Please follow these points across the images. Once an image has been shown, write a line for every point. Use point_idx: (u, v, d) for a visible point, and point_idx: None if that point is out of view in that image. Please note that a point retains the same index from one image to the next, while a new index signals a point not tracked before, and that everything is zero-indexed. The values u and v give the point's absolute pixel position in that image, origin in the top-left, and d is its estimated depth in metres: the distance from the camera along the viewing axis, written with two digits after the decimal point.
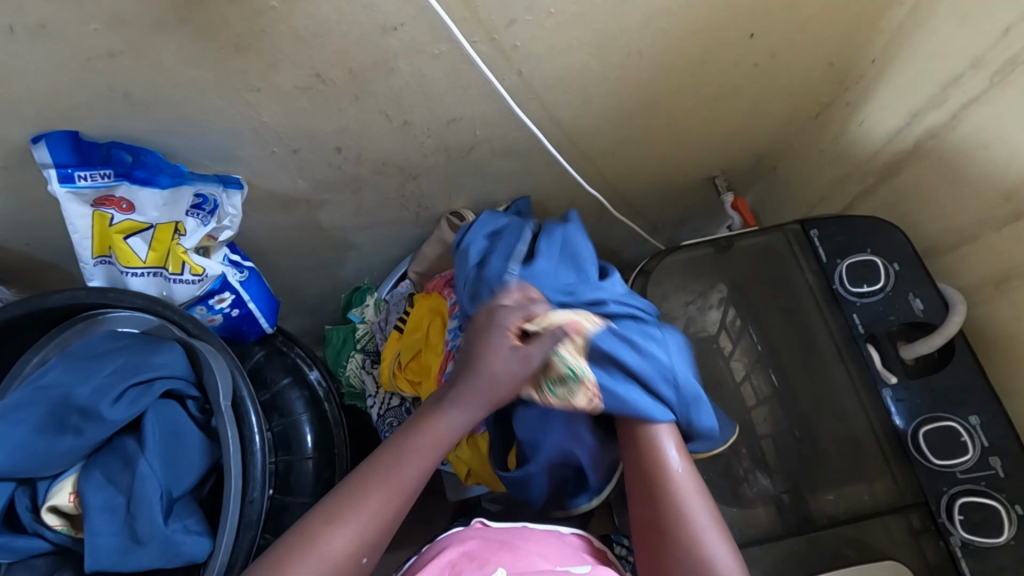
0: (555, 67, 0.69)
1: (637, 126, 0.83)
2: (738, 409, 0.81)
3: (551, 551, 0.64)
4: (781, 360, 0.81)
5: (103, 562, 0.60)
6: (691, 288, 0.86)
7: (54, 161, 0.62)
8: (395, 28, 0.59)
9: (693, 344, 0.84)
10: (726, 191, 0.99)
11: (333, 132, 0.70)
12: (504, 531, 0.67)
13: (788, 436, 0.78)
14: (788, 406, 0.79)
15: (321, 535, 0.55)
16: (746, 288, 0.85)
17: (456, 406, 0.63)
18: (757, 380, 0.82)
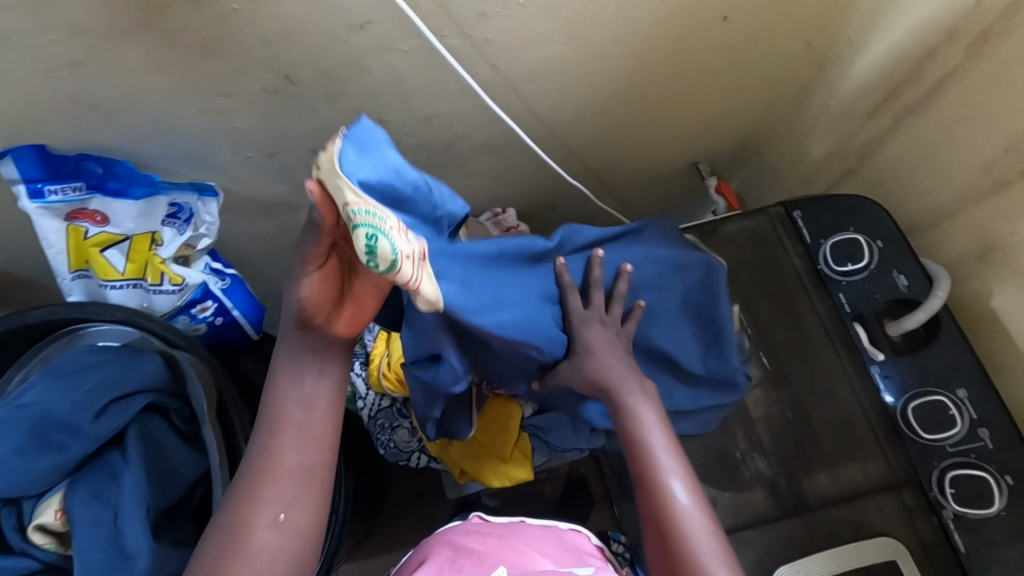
0: (530, 59, 0.68)
1: (617, 115, 0.83)
2: None
3: (549, 549, 0.65)
4: (771, 342, 0.81)
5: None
6: None
7: (24, 176, 0.62)
8: (364, 26, 0.58)
9: None
10: (711, 176, 0.99)
11: (307, 134, 0.69)
12: (501, 526, 0.67)
13: (780, 419, 0.78)
14: (781, 390, 0.79)
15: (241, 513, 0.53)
16: (736, 272, 0.84)
17: (314, 375, 0.58)
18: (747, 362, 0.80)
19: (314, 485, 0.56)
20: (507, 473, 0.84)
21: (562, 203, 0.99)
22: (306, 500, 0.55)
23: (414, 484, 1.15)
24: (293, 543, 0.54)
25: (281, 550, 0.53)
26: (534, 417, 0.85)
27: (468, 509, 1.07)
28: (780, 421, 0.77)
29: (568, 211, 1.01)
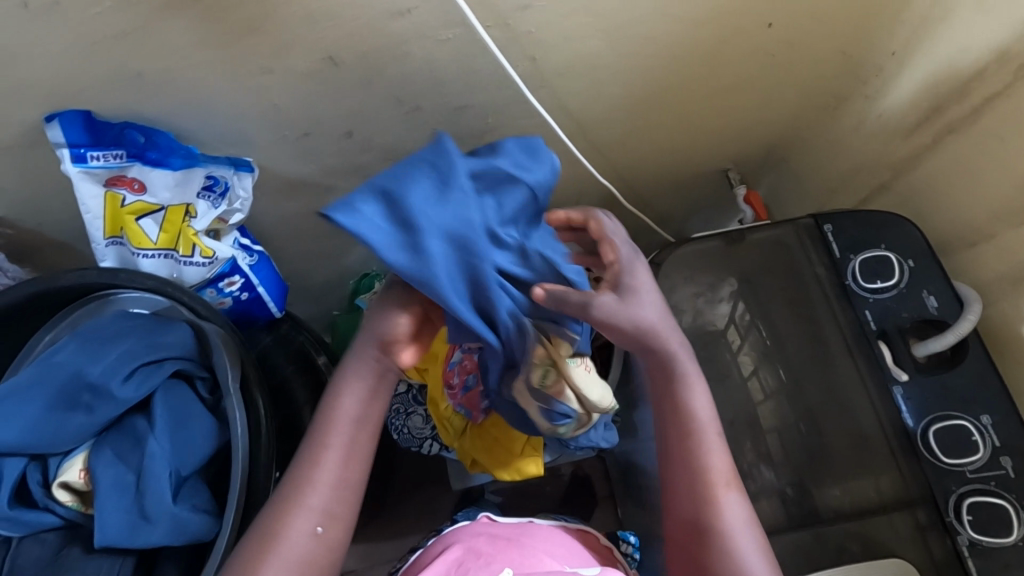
0: (568, 54, 0.68)
1: (650, 116, 0.82)
2: (744, 403, 0.79)
3: (558, 550, 0.65)
4: (788, 355, 0.81)
5: (110, 539, 0.59)
6: (702, 280, 0.84)
7: (68, 140, 0.61)
8: (408, 11, 0.58)
9: (703, 339, 0.83)
10: (739, 184, 0.99)
11: (342, 117, 0.69)
12: (511, 527, 0.68)
13: (792, 432, 0.77)
14: (795, 404, 0.78)
15: (281, 518, 0.54)
16: (758, 282, 0.84)
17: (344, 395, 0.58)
18: (766, 375, 0.80)
19: (351, 499, 0.56)
20: (517, 468, 0.82)
21: (587, 202, 0.98)
22: (343, 514, 0.56)
23: (419, 474, 1.15)
24: (326, 556, 0.54)
25: (314, 562, 0.54)
26: None
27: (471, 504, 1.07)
28: (791, 437, 0.77)
29: (593, 209, 1.00)
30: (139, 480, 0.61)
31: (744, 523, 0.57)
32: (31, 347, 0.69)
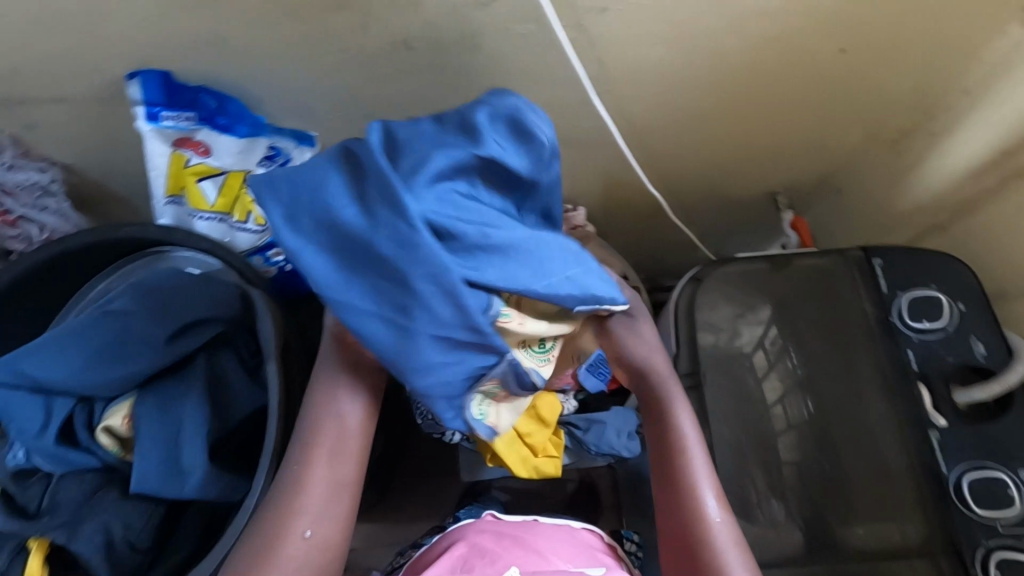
0: (638, 61, 0.68)
1: (707, 132, 0.82)
2: (765, 431, 0.78)
3: (565, 549, 0.65)
4: (817, 387, 0.79)
5: (147, 485, 0.61)
6: (738, 300, 0.83)
7: (144, 98, 0.63)
8: (489, 4, 0.59)
9: (728, 362, 0.81)
10: (787, 210, 0.97)
11: (407, 102, 0.70)
12: (516, 524, 0.68)
13: (813, 465, 0.76)
14: (819, 438, 0.77)
15: (276, 524, 0.55)
16: (793, 308, 0.83)
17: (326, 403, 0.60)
18: (791, 405, 0.78)
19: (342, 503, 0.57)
20: (536, 467, 0.82)
21: (632, 210, 0.98)
22: (334, 516, 0.57)
23: (430, 461, 1.16)
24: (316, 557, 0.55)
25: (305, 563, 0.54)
26: (574, 415, 0.88)
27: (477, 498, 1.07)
28: (811, 470, 0.75)
29: (636, 218, 1.00)
30: (178, 434, 0.63)
31: (732, 539, 0.57)
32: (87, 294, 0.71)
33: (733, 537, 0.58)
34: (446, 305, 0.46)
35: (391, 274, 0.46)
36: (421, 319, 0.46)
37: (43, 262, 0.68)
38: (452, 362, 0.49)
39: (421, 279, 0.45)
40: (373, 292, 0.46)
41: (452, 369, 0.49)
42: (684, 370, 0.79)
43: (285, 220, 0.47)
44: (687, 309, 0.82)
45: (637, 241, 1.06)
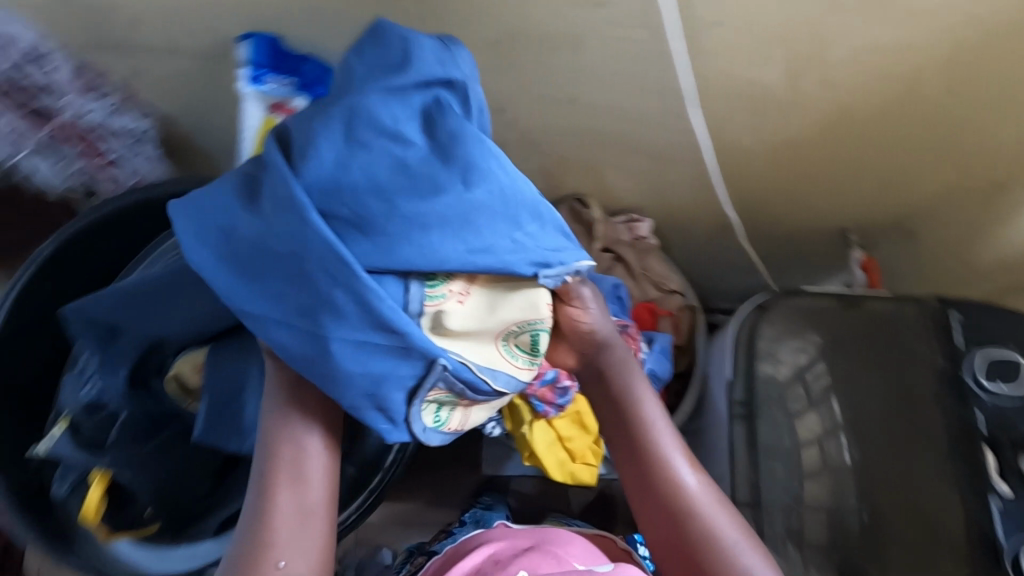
0: (739, 79, 0.67)
1: (791, 159, 0.80)
2: (797, 473, 0.76)
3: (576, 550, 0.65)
4: (864, 432, 0.76)
5: (211, 437, 0.61)
6: (794, 331, 0.82)
7: (252, 60, 0.64)
8: (602, 5, 0.58)
9: (767, 390, 0.80)
10: (856, 250, 0.93)
11: (498, 93, 0.70)
12: (526, 530, 0.69)
13: (848, 513, 0.74)
14: (859, 485, 0.74)
15: (250, 553, 0.46)
16: (850, 349, 0.81)
17: (284, 426, 0.49)
18: (831, 446, 0.76)
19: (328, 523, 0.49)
20: (572, 472, 0.82)
21: (696, 228, 0.97)
22: (310, 546, 0.47)
23: (455, 450, 1.17)
24: None
25: None
26: None
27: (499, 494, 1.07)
28: (845, 514, 0.73)
29: (699, 236, 0.98)
30: (240, 395, 0.60)
31: (734, 533, 0.54)
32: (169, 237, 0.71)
33: (737, 530, 0.54)
34: (355, 306, 0.42)
35: (283, 276, 0.43)
36: (329, 323, 0.42)
37: (126, 209, 0.70)
38: (373, 372, 0.43)
39: (322, 279, 0.42)
40: (279, 292, 0.43)
41: (371, 379, 0.43)
42: (739, 398, 0.81)
43: (191, 240, 0.45)
44: (749, 333, 0.83)
45: (695, 259, 1.05)
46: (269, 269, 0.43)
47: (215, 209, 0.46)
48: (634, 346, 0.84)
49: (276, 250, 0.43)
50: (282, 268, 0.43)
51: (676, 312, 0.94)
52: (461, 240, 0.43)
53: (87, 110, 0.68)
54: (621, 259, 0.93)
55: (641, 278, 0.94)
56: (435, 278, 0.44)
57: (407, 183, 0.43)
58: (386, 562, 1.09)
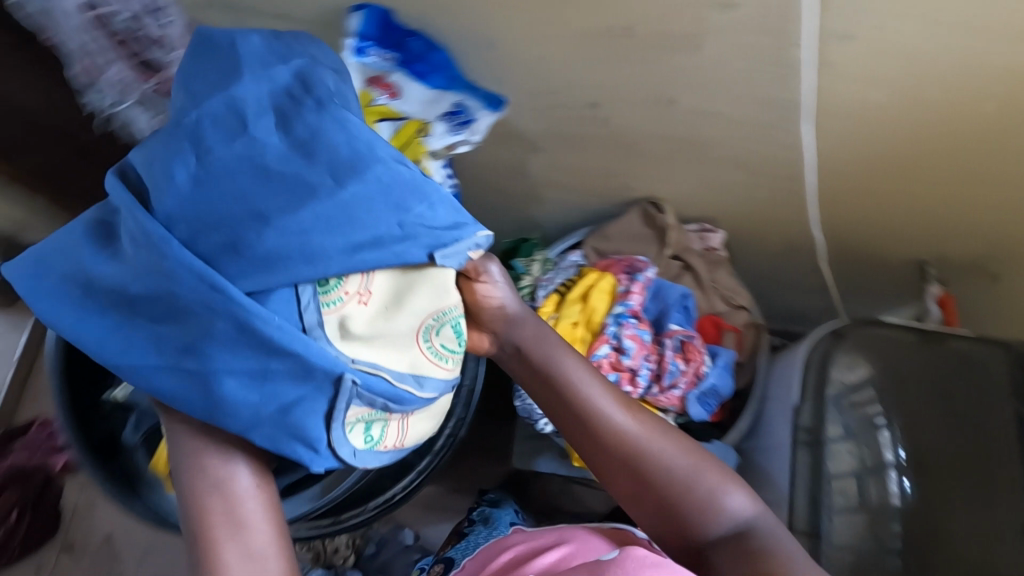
0: (853, 95, 0.64)
1: (886, 184, 0.77)
2: (837, 511, 0.75)
3: (590, 547, 0.61)
4: (928, 476, 0.75)
5: None
6: (864, 361, 0.80)
7: (360, 32, 0.64)
8: (730, 7, 0.56)
9: (826, 417, 0.78)
10: (935, 284, 0.90)
11: (597, 88, 0.69)
12: (548, 533, 0.67)
13: (890, 553, 0.74)
14: (912, 526, 0.74)
15: None
16: (917, 385, 0.79)
17: (199, 473, 0.49)
18: (887, 483, 0.76)
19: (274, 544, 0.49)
20: None
21: (768, 244, 0.94)
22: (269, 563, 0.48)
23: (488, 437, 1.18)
24: None
25: None
26: None
27: (525, 490, 1.08)
28: (893, 557, 0.73)
29: (769, 252, 0.96)
30: None
31: (681, 457, 0.57)
32: None
33: (685, 453, 0.58)
34: (238, 330, 0.44)
35: (166, 322, 0.45)
36: (212, 357, 0.44)
37: None
38: (285, 397, 0.45)
39: (195, 303, 0.43)
40: (173, 339, 0.45)
41: (287, 407, 0.45)
42: (805, 424, 0.78)
43: (77, 308, 0.47)
44: (821, 361, 0.80)
45: (759, 274, 1.02)
46: (157, 310, 0.45)
47: (78, 260, 0.48)
48: (698, 358, 0.83)
49: (160, 301, 0.44)
50: (167, 309, 0.44)
51: (740, 328, 0.92)
52: (335, 244, 0.45)
53: None
54: (690, 267, 0.92)
55: (710, 290, 0.92)
56: (333, 278, 0.46)
57: (270, 192, 0.44)
58: (407, 542, 1.12)
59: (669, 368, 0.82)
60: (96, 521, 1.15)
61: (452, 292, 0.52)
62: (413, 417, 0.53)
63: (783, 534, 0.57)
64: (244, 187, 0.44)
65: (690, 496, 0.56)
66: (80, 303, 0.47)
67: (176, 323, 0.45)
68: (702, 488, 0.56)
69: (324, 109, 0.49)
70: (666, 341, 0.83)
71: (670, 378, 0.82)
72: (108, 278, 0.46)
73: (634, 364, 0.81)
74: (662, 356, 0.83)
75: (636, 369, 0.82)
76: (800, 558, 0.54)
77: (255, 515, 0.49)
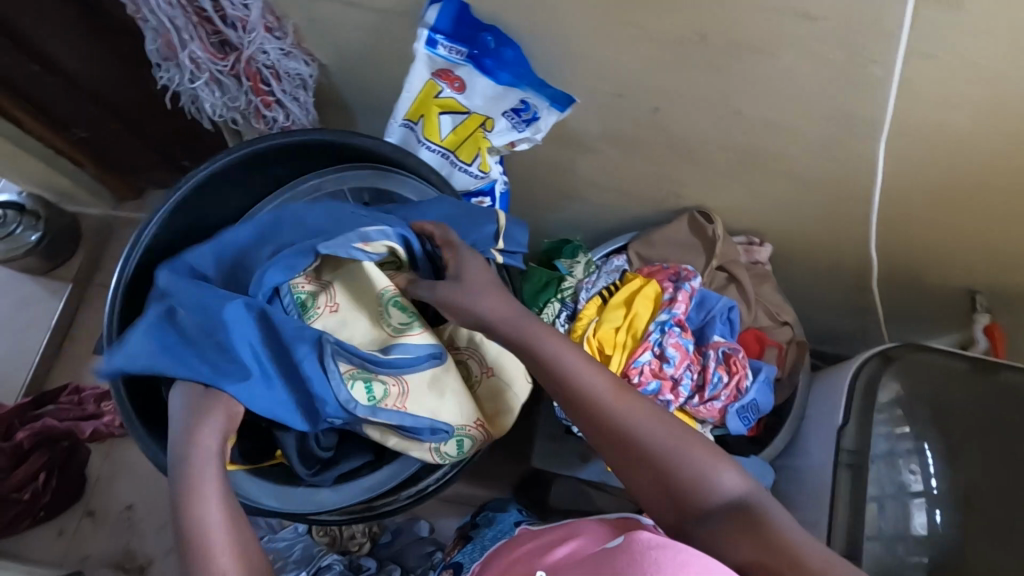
0: (925, 116, 0.63)
1: (947, 209, 0.76)
2: (878, 537, 0.74)
3: (598, 534, 0.55)
4: (974, 507, 0.75)
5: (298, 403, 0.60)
6: (913, 387, 0.79)
7: (434, 24, 0.64)
8: (812, 19, 0.56)
9: (869, 442, 0.77)
10: (983, 313, 0.88)
11: (663, 93, 0.69)
12: (557, 528, 0.61)
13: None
14: (953, 556, 0.74)
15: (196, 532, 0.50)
16: (966, 414, 0.78)
17: (202, 434, 0.54)
18: (933, 511, 0.75)
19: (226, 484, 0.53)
20: None
21: (814, 262, 0.93)
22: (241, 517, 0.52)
23: (510, 436, 1.18)
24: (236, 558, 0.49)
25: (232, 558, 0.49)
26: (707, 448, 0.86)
27: (545, 491, 1.08)
28: None
29: (812, 270, 0.95)
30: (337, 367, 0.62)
31: (673, 437, 0.53)
32: (297, 184, 0.72)
33: (679, 434, 0.53)
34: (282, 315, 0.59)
35: (182, 357, 0.56)
36: (250, 328, 0.58)
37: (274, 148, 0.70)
38: (303, 389, 0.60)
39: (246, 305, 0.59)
40: (215, 340, 0.57)
41: (308, 397, 0.60)
42: (848, 446, 0.78)
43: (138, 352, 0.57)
44: (867, 385, 0.79)
45: (800, 291, 1.01)
46: (201, 326, 0.58)
47: (138, 334, 0.58)
48: (741, 372, 0.82)
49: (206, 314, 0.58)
50: (213, 320, 0.58)
51: (784, 344, 0.91)
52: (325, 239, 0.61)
53: (266, 50, 0.67)
54: (736, 280, 0.90)
55: (754, 305, 0.90)
56: (308, 303, 0.65)
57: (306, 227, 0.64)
58: (422, 534, 1.09)
59: (711, 381, 0.81)
60: (117, 491, 1.16)
61: (380, 277, 0.65)
62: (413, 387, 0.64)
63: (782, 507, 0.52)
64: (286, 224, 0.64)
65: (686, 478, 0.52)
66: (139, 344, 0.57)
67: (218, 325, 0.57)
68: (696, 469, 0.52)
69: (294, 188, 0.72)
70: (711, 353, 0.83)
71: (712, 390, 0.81)
72: (160, 330, 0.58)
73: (679, 375, 0.81)
74: (705, 367, 0.82)
75: (678, 378, 0.81)
76: (801, 531, 0.49)
77: (207, 454, 0.53)
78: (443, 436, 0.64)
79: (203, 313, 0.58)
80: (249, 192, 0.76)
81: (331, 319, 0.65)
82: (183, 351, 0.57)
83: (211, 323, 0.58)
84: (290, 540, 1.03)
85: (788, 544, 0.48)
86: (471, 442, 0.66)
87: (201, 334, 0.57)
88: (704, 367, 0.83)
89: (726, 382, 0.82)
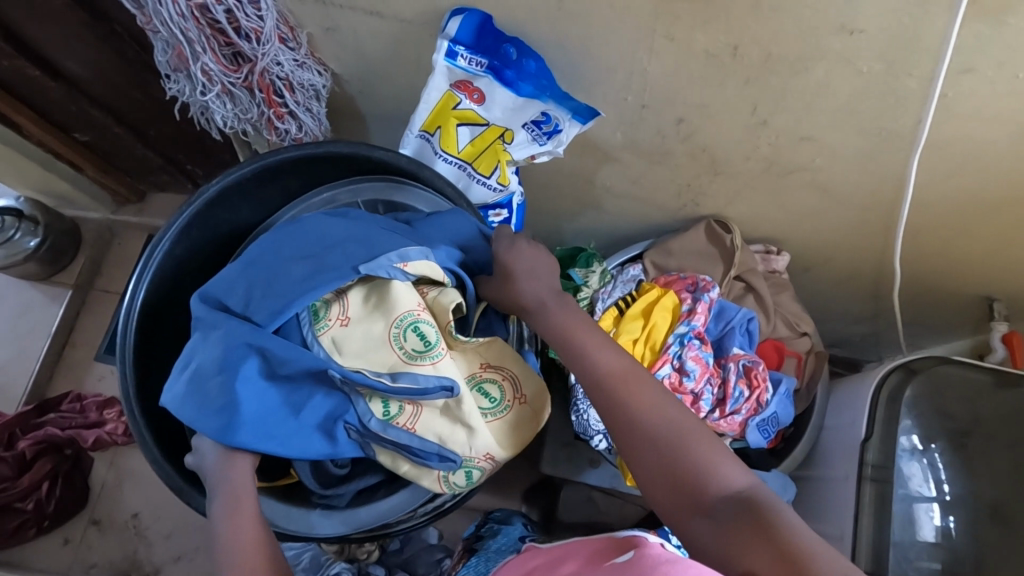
0: (959, 129, 0.62)
1: (974, 219, 0.74)
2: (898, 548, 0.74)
3: (599, 549, 0.51)
4: (992, 518, 0.75)
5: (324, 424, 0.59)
6: (933, 398, 0.79)
7: (455, 35, 0.62)
8: (851, 32, 0.54)
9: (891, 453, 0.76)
10: (1002, 322, 0.87)
11: (689, 104, 0.67)
12: (556, 549, 0.57)
13: None
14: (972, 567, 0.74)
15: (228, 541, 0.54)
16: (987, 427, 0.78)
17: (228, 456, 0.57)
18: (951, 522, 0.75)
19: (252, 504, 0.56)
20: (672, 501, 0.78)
21: (833, 269, 0.91)
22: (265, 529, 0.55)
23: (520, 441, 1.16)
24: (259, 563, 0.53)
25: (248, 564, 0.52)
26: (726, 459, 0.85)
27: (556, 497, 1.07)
28: None
29: (831, 277, 0.93)
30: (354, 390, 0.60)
31: (681, 432, 0.51)
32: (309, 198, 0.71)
33: (689, 429, 0.51)
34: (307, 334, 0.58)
35: (215, 392, 0.56)
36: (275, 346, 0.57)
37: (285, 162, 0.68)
38: (324, 409, 0.60)
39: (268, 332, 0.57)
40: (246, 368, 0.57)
41: (328, 412, 0.60)
42: (872, 459, 0.77)
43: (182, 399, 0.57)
44: (890, 396, 0.78)
45: (816, 297, 0.99)
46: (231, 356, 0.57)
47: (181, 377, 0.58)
48: (760, 386, 0.81)
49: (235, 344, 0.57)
50: (247, 348, 0.57)
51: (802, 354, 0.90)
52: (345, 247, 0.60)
53: (280, 62, 0.66)
54: (753, 289, 0.89)
55: (773, 314, 0.89)
56: (321, 312, 0.62)
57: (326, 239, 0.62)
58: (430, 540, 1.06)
59: (732, 395, 0.81)
60: (123, 499, 1.14)
61: (402, 299, 0.60)
62: (426, 407, 0.61)
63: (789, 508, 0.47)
64: (306, 239, 0.62)
65: (689, 473, 0.49)
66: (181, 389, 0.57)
67: (247, 351, 0.57)
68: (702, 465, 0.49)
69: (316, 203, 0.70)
70: (732, 366, 0.82)
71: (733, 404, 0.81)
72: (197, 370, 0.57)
73: (700, 389, 0.80)
74: (725, 381, 0.81)
75: (699, 392, 0.80)
76: (818, 538, 0.44)
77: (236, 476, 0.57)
78: (452, 465, 0.60)
79: (234, 347, 0.57)
80: (259, 207, 0.74)
81: (342, 333, 0.61)
82: (216, 384, 0.56)
83: (239, 352, 0.57)
84: (297, 549, 1.01)
85: (795, 545, 0.44)
86: (482, 472, 0.62)
87: (218, 387, 0.56)
88: (723, 381, 0.82)
89: (745, 396, 0.81)
